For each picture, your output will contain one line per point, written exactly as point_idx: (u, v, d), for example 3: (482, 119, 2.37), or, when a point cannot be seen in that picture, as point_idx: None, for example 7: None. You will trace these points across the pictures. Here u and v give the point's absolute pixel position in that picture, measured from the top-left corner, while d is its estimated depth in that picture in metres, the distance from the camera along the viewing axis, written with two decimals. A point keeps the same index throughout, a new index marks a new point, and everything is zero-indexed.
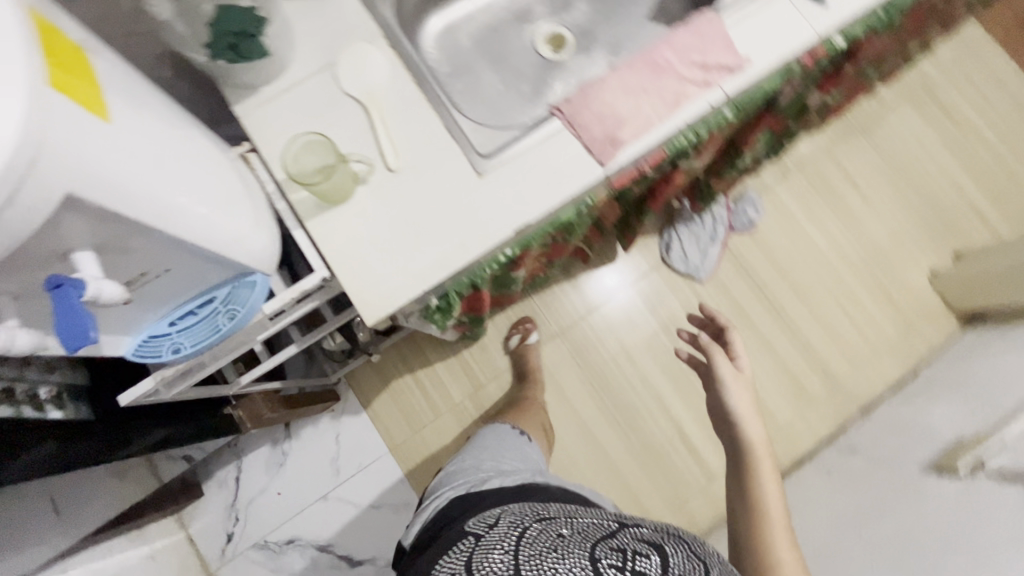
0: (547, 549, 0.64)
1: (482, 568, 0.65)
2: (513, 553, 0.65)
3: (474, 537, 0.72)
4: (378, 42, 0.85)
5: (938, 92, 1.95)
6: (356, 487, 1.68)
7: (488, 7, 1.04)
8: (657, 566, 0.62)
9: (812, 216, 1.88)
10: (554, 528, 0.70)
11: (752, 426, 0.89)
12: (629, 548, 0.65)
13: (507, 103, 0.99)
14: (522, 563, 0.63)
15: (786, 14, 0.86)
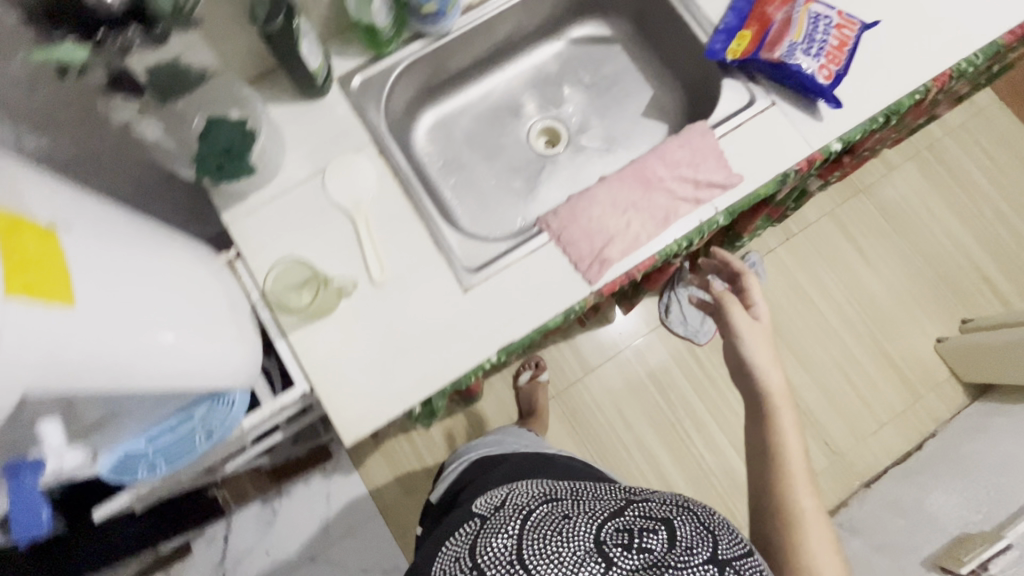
0: (552, 533, 0.65)
1: (488, 558, 0.66)
2: (516, 541, 0.66)
3: (481, 520, 0.73)
4: (367, 150, 0.85)
5: (945, 154, 1.92)
6: (347, 547, 1.63)
7: (484, 99, 1.04)
8: (665, 542, 0.63)
9: (813, 278, 1.85)
10: (560, 506, 0.70)
11: (773, 376, 0.88)
12: (636, 524, 0.66)
13: (498, 201, 1.00)
14: (525, 555, 0.64)
15: (778, 129, 0.85)
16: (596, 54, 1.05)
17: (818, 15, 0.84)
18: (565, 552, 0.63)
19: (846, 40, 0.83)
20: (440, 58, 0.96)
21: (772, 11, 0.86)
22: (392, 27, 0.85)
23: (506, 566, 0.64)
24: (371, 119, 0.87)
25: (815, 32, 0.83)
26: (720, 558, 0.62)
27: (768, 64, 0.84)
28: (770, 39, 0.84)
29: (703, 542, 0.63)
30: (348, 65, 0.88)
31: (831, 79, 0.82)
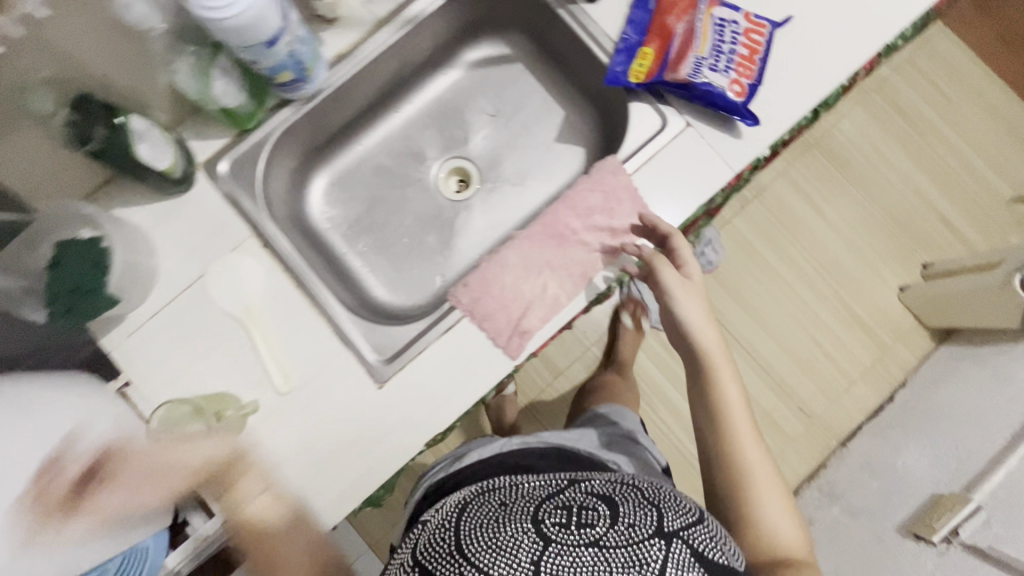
0: (490, 523, 0.56)
1: (429, 553, 0.56)
2: (458, 533, 0.56)
3: (422, 525, 0.63)
4: (249, 245, 0.76)
5: (894, 93, 1.83)
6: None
7: (381, 146, 0.94)
8: (607, 517, 0.55)
9: (770, 243, 1.79)
10: (502, 494, 0.61)
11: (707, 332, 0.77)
12: (576, 503, 0.57)
13: (412, 261, 0.92)
14: (466, 543, 0.55)
15: (695, 155, 0.78)
16: (497, 77, 0.95)
17: (723, 21, 0.75)
18: (505, 535, 0.54)
19: (758, 47, 0.74)
20: (319, 116, 0.85)
21: (673, 22, 0.76)
22: (249, 102, 0.74)
23: (443, 563, 0.54)
24: (248, 208, 0.78)
25: (722, 43, 0.74)
26: (667, 530, 0.54)
27: (675, 85, 0.75)
28: (674, 56, 0.75)
29: (646, 517, 0.55)
30: (211, 147, 0.78)
31: (745, 95, 0.73)
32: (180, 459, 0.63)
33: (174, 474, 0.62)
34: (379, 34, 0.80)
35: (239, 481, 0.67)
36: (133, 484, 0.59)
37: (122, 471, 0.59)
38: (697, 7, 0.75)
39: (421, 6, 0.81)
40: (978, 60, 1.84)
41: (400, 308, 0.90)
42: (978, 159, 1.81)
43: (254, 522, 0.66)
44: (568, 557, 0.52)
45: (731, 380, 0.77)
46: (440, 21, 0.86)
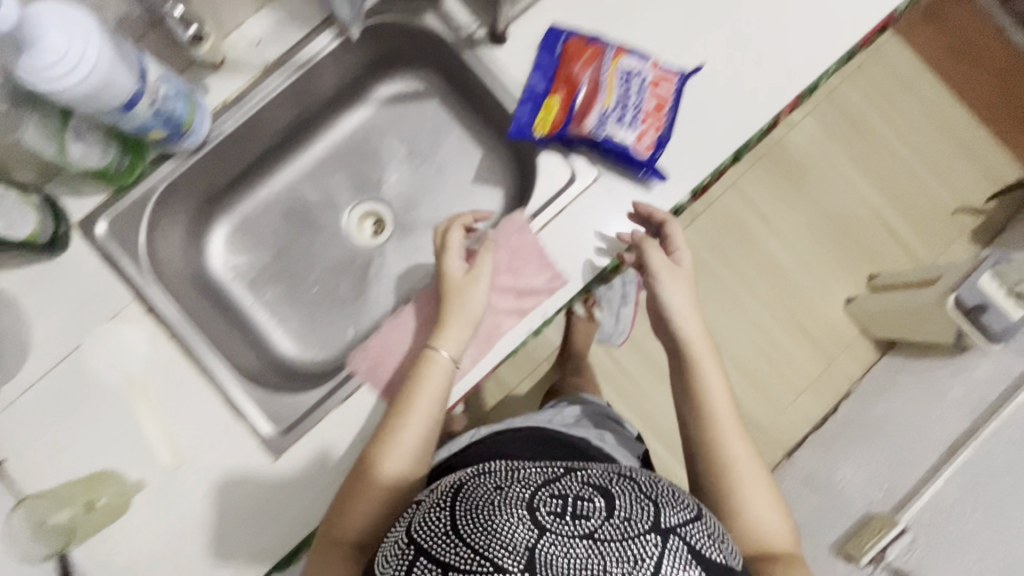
0: (482, 505, 0.50)
1: (418, 530, 0.51)
2: (447, 512, 0.51)
3: (414, 498, 0.57)
4: (131, 312, 0.72)
5: (843, 104, 1.82)
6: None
7: (289, 190, 0.89)
8: (605, 509, 0.49)
9: (720, 256, 1.78)
10: (496, 470, 0.55)
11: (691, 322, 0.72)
12: (574, 490, 0.51)
13: (324, 311, 0.88)
14: (459, 521, 0.49)
15: (604, 209, 0.75)
16: (410, 115, 0.90)
17: (630, 72, 0.71)
18: (499, 519, 0.48)
19: (663, 101, 0.71)
20: (210, 165, 0.79)
21: (579, 70, 0.72)
22: (124, 158, 0.69)
23: (431, 542, 0.49)
24: (128, 270, 0.72)
25: (628, 95, 0.71)
26: (663, 527, 0.49)
27: (581, 138, 0.72)
28: (579, 109, 0.71)
29: (644, 510, 0.50)
30: (86, 205, 0.72)
31: (653, 150, 0.71)
32: (444, 393, 0.68)
33: (429, 407, 0.67)
34: (270, 80, 0.75)
35: (448, 330, 0.69)
36: (405, 407, 0.66)
37: (433, 370, 0.68)
38: (603, 56, 0.72)
39: (316, 49, 0.76)
40: (926, 69, 1.82)
41: (309, 363, 0.86)
42: (925, 170, 1.81)
43: (403, 416, 0.66)
44: (564, 550, 0.47)
45: (713, 371, 0.71)
46: (342, 62, 0.81)
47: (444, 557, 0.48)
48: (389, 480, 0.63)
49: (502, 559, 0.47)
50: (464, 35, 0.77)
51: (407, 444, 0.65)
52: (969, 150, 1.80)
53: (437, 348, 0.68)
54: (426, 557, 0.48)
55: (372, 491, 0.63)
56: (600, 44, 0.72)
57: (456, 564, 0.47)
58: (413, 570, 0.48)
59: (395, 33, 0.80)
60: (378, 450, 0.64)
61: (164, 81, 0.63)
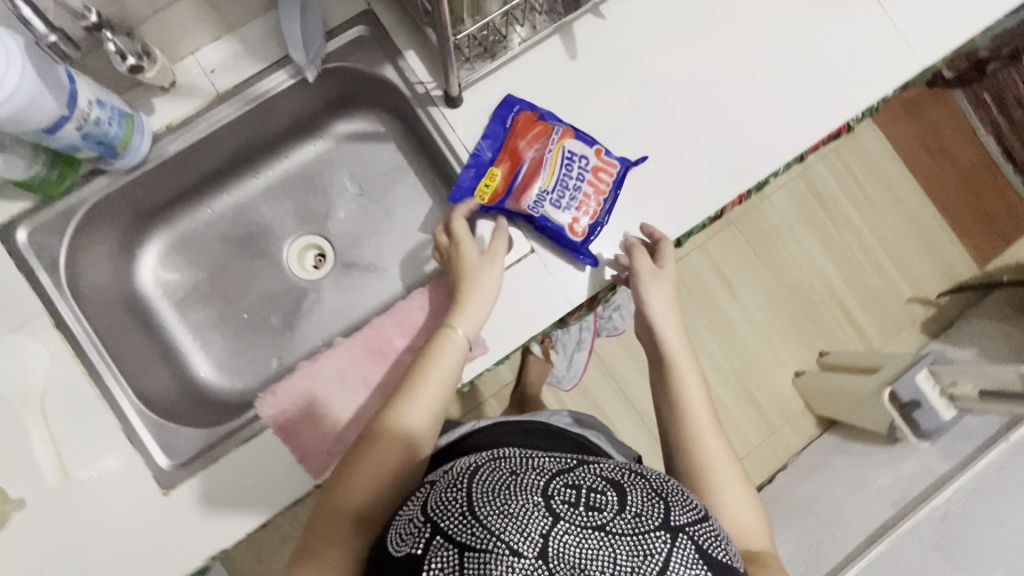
0: (495, 488, 0.47)
1: (434, 508, 0.48)
2: (463, 491, 0.48)
3: (431, 481, 0.55)
4: (34, 323, 0.69)
5: (815, 176, 1.73)
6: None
7: (232, 215, 0.89)
8: (617, 502, 0.45)
9: None
10: (512, 457, 0.52)
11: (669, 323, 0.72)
12: (588, 480, 0.47)
13: (252, 338, 0.87)
14: (475, 501, 0.46)
15: (535, 281, 0.75)
16: (365, 154, 0.90)
17: (572, 155, 0.73)
18: (513, 502, 0.45)
19: (602, 186, 0.73)
20: (147, 183, 0.79)
21: (524, 146, 0.74)
22: (49, 169, 0.68)
23: (445, 521, 0.46)
24: (43, 280, 0.71)
25: (568, 178, 0.73)
26: (676, 526, 0.45)
27: (519, 212, 0.74)
28: (520, 184, 0.73)
29: (656, 506, 0.46)
30: (9, 209, 0.71)
31: (585, 234, 0.73)
32: (456, 374, 0.67)
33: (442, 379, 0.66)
34: (220, 109, 0.75)
35: (468, 308, 0.69)
36: (414, 384, 0.65)
37: (446, 348, 0.67)
38: (549, 136, 0.73)
39: (270, 85, 0.76)
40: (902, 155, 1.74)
41: (225, 390, 0.85)
42: (890, 254, 1.72)
43: (414, 391, 0.65)
44: (576, 540, 0.43)
45: (691, 372, 0.70)
46: (299, 97, 0.81)
47: (459, 538, 0.44)
48: (398, 452, 0.62)
49: (516, 544, 0.43)
50: (419, 92, 0.77)
51: (416, 421, 0.64)
52: (935, 241, 1.73)
53: (452, 325, 0.68)
54: (441, 537, 0.45)
55: (380, 460, 0.61)
56: (549, 124, 0.74)
57: (470, 547, 0.44)
58: (428, 550, 0.45)
59: (354, 77, 0.81)
60: (389, 422, 0.63)
61: (99, 104, 0.63)
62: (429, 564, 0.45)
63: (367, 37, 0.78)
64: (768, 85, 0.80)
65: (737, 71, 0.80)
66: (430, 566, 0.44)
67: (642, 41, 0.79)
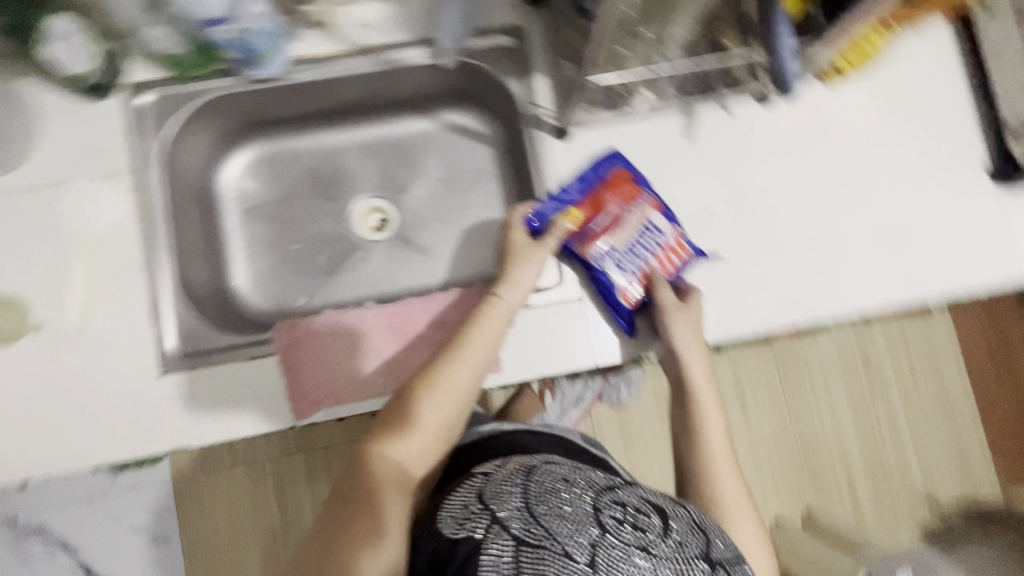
0: (552, 491, 0.52)
1: (492, 499, 0.53)
2: (521, 488, 0.53)
3: (479, 472, 0.60)
4: (119, 181, 0.75)
5: (870, 338, 1.54)
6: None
7: (323, 154, 0.93)
8: (662, 527, 0.50)
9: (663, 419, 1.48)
10: (562, 465, 0.57)
11: (691, 353, 0.73)
12: (635, 501, 0.52)
13: (292, 268, 0.90)
14: (532, 500, 0.51)
15: (569, 325, 0.76)
16: (461, 148, 0.93)
17: (651, 228, 0.75)
18: (567, 507, 0.50)
19: (667, 267, 0.75)
20: (267, 98, 0.84)
21: (610, 202, 0.77)
22: (193, 56, 0.75)
23: (502, 512, 0.51)
24: (142, 146, 0.77)
25: (639, 246, 0.76)
26: (712, 559, 0.50)
27: (580, 257, 0.76)
28: (591, 233, 0.76)
29: (696, 537, 0.51)
30: (146, 75, 0.78)
31: (634, 303, 0.75)
32: (499, 339, 0.69)
33: (488, 340, 0.68)
34: (354, 61, 0.80)
35: (518, 282, 0.72)
36: (463, 342, 0.67)
37: (490, 313, 0.69)
38: (635, 202, 0.76)
39: (406, 57, 0.81)
40: (965, 356, 1.56)
41: (249, 304, 0.88)
42: (916, 452, 1.52)
43: (457, 349, 0.66)
44: (623, 555, 0.48)
45: (712, 406, 0.72)
46: (426, 77, 0.85)
47: (516, 532, 0.49)
48: (439, 407, 0.63)
49: (569, 547, 0.48)
50: (535, 114, 0.80)
51: (457, 379, 0.65)
52: (966, 458, 1.53)
53: (498, 295, 0.70)
54: (498, 525, 0.50)
55: (419, 410, 0.63)
56: (641, 190, 0.76)
57: (524, 541, 0.49)
58: (485, 535, 0.50)
59: (481, 79, 0.84)
60: (430, 374, 0.64)
61: (258, 18, 0.69)
62: (486, 548, 0.49)
63: (509, 49, 0.82)
64: (858, 236, 0.80)
65: (835, 212, 0.80)
66: (485, 551, 0.49)
67: (756, 149, 0.81)
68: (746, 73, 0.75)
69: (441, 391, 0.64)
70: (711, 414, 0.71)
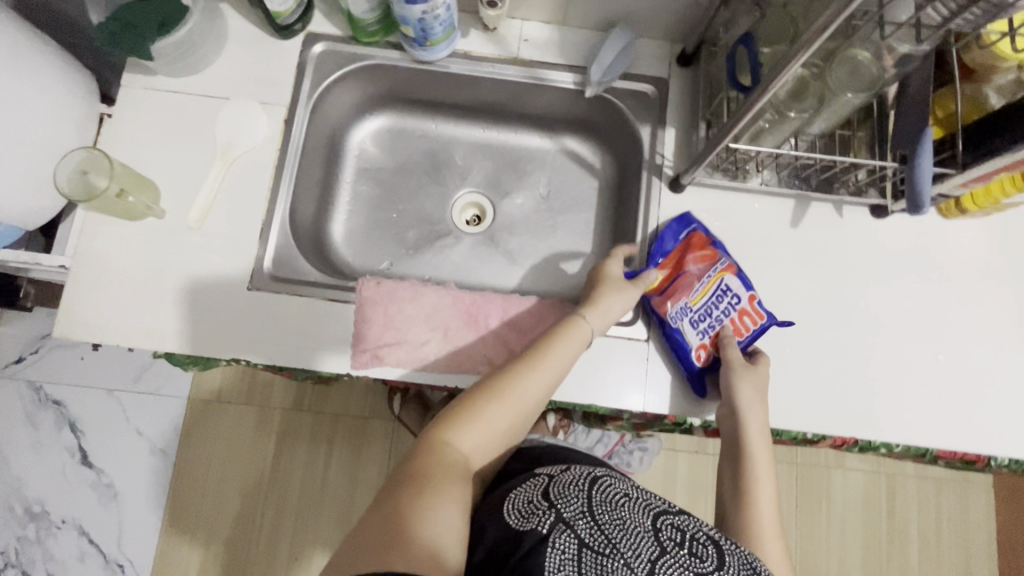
0: (613, 505, 0.58)
1: (558, 500, 0.58)
2: (585, 495, 0.58)
3: (543, 473, 0.65)
4: (273, 110, 0.83)
5: (900, 487, 1.49)
6: (105, 441, 1.41)
7: (447, 141, 0.99)
8: (717, 559, 0.55)
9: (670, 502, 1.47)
10: (622, 483, 0.63)
11: (753, 416, 0.71)
12: (692, 529, 0.57)
13: (385, 233, 0.95)
14: (596, 509, 0.57)
15: (630, 364, 0.78)
16: (572, 172, 0.97)
17: (726, 291, 0.76)
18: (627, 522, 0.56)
19: (740, 332, 0.75)
20: (416, 78, 0.91)
21: (690, 262, 0.78)
22: (377, 24, 0.84)
23: (568, 514, 0.56)
24: (304, 86, 0.85)
25: (715, 307, 0.76)
26: None
27: (657, 312, 0.78)
28: (669, 291, 0.78)
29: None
30: (326, 28, 0.86)
31: (704, 362, 0.76)
32: (573, 357, 0.71)
33: (563, 359, 0.69)
34: (506, 67, 0.87)
35: (601, 310, 0.74)
36: (541, 354, 0.68)
37: (572, 333, 0.71)
38: (714, 263, 0.77)
39: (555, 77, 0.87)
40: (996, 536, 1.48)
41: (338, 253, 0.93)
42: None
43: (536, 359, 0.68)
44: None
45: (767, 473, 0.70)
46: (564, 101, 0.91)
47: (580, 535, 0.55)
48: (510, 410, 0.65)
49: (630, 558, 0.53)
50: (655, 161, 0.84)
51: (531, 386, 0.66)
52: None
53: (582, 316, 0.73)
54: (563, 524, 0.55)
55: (492, 408, 0.64)
56: (721, 253, 0.77)
57: (588, 543, 0.54)
58: (551, 531, 0.55)
59: (614, 116, 0.89)
60: (506, 377, 0.66)
61: (446, 8, 0.76)
62: (551, 543, 0.54)
63: (648, 96, 0.86)
64: (936, 372, 0.79)
65: (917, 339, 0.80)
66: (551, 545, 0.54)
67: (855, 256, 0.82)
68: (870, 184, 0.79)
69: (514, 394, 0.65)
70: (765, 479, 0.69)
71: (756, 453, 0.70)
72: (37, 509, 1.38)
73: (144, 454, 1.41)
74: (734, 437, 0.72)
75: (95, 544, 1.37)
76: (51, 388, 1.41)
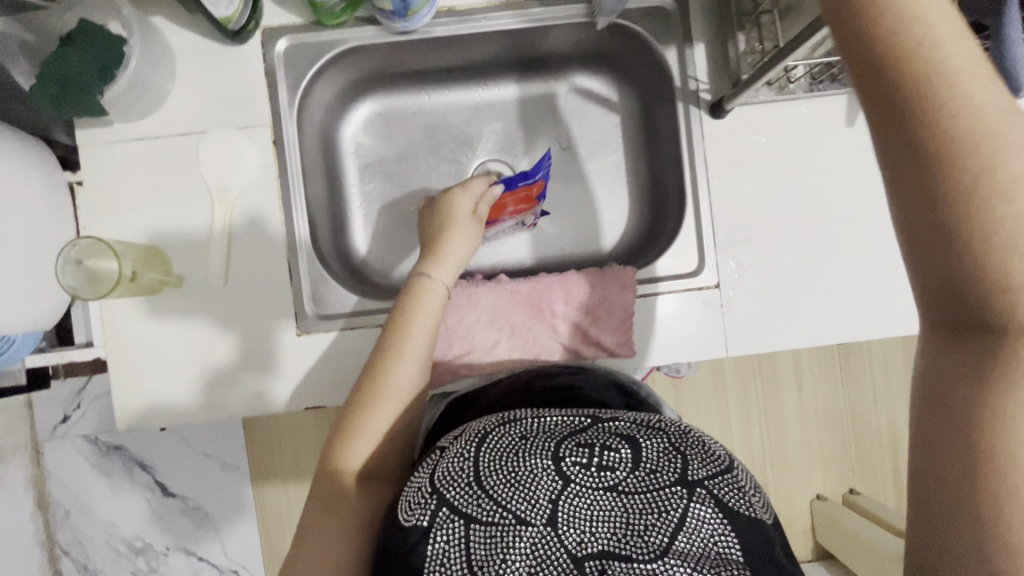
0: (505, 454, 0.48)
1: (440, 479, 0.48)
2: (471, 461, 0.48)
3: (438, 444, 0.53)
4: (257, 136, 0.73)
5: None
6: (178, 473, 1.41)
7: (441, 109, 0.88)
8: (632, 459, 0.46)
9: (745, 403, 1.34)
10: (521, 419, 0.52)
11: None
12: (601, 439, 0.48)
13: (407, 229, 0.87)
14: (481, 472, 0.47)
15: (707, 319, 0.74)
16: (592, 113, 0.87)
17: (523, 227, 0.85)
18: (519, 468, 0.47)
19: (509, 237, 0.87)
20: (398, 52, 0.80)
21: (508, 211, 0.80)
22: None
23: (451, 492, 0.46)
24: (280, 96, 0.74)
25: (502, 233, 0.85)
26: (691, 480, 0.45)
27: None
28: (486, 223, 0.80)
29: (670, 462, 0.46)
30: (282, 20, 0.74)
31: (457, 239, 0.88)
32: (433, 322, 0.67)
33: (426, 328, 0.66)
34: (499, 14, 0.76)
35: (446, 259, 0.71)
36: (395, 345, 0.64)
37: (426, 297, 0.67)
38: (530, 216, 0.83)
39: (556, 15, 0.77)
40: None
41: (366, 262, 0.86)
42: None
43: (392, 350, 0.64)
44: (588, 501, 0.44)
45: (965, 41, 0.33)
46: (568, 35, 0.80)
47: (465, 510, 0.46)
48: (391, 412, 0.61)
49: (524, 513, 0.44)
50: (689, 87, 0.75)
51: (400, 375, 0.63)
52: None
53: (428, 277, 0.69)
54: (446, 510, 0.46)
55: (368, 417, 0.61)
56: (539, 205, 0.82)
57: (477, 517, 0.45)
58: (433, 523, 0.46)
59: (631, 42, 0.79)
60: (370, 386, 0.62)
61: None
62: (435, 536, 0.45)
63: (667, 12, 0.76)
64: None
65: None
66: (434, 541, 0.45)
67: None
68: None
69: (385, 392, 0.62)
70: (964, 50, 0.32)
71: (952, 67, 0.33)
72: (140, 544, 1.42)
73: (219, 474, 1.42)
74: (884, 51, 0.34)
75: (206, 560, 1.43)
76: (106, 435, 1.39)
